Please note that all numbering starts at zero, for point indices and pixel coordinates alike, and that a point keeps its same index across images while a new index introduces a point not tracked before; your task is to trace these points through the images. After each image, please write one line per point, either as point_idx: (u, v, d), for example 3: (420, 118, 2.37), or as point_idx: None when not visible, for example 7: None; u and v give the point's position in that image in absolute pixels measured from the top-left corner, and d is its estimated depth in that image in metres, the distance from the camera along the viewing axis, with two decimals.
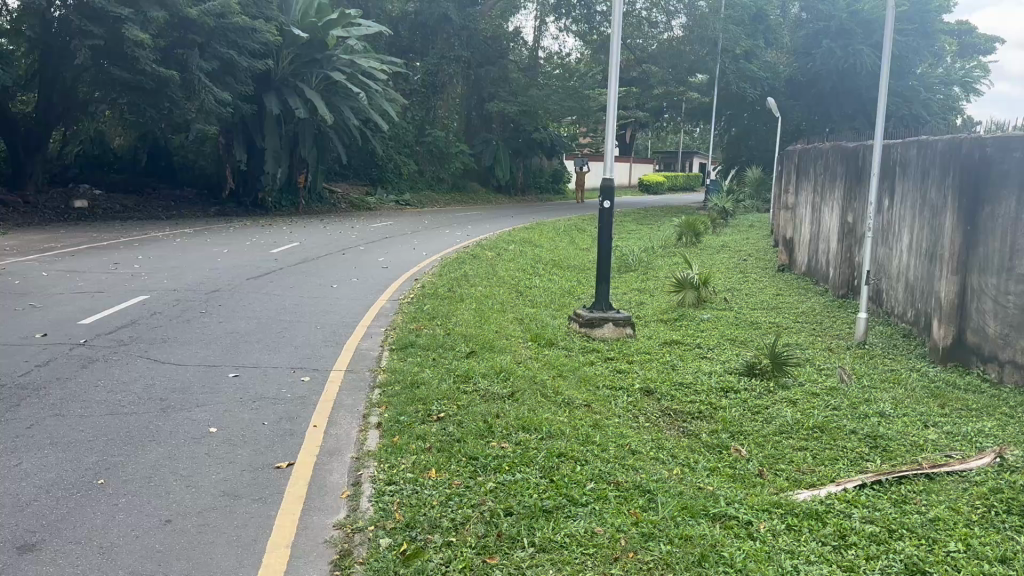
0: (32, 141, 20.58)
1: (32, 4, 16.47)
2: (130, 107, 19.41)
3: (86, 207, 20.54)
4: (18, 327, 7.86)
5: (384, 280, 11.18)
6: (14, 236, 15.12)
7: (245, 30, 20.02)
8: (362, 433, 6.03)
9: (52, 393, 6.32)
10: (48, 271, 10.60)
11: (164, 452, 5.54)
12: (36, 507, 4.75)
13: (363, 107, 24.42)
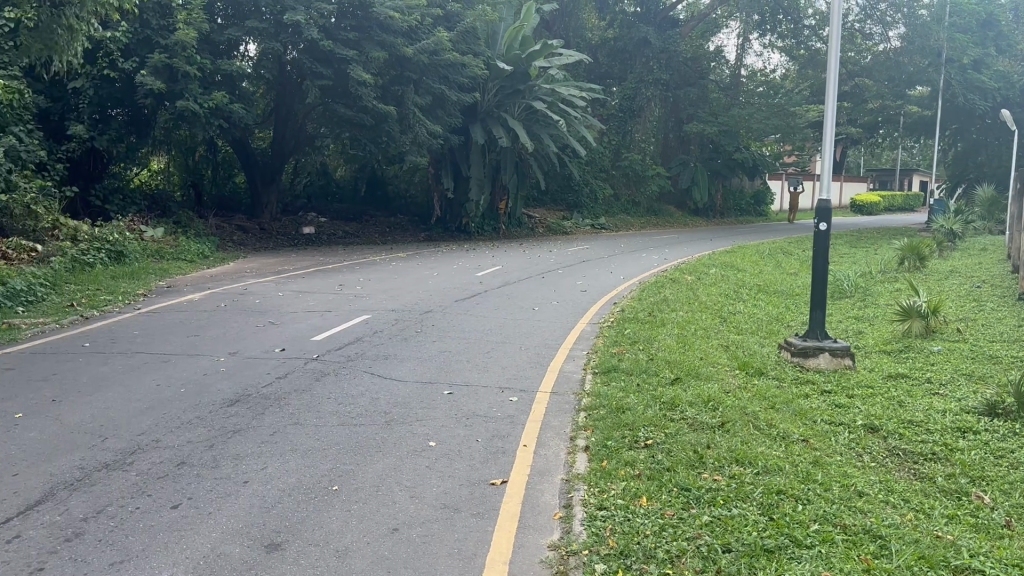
0: (266, 173, 22.71)
1: (271, 50, 18.27)
2: (351, 140, 20.95)
3: (312, 233, 22.38)
4: (261, 342, 8.66)
5: (585, 303, 11.26)
6: (252, 260, 16.72)
7: (455, 66, 21.30)
8: (570, 455, 6.07)
9: (290, 403, 6.88)
10: (284, 291, 11.63)
11: (389, 463, 5.86)
12: (280, 508, 5.17)
13: (561, 133, 24.91)
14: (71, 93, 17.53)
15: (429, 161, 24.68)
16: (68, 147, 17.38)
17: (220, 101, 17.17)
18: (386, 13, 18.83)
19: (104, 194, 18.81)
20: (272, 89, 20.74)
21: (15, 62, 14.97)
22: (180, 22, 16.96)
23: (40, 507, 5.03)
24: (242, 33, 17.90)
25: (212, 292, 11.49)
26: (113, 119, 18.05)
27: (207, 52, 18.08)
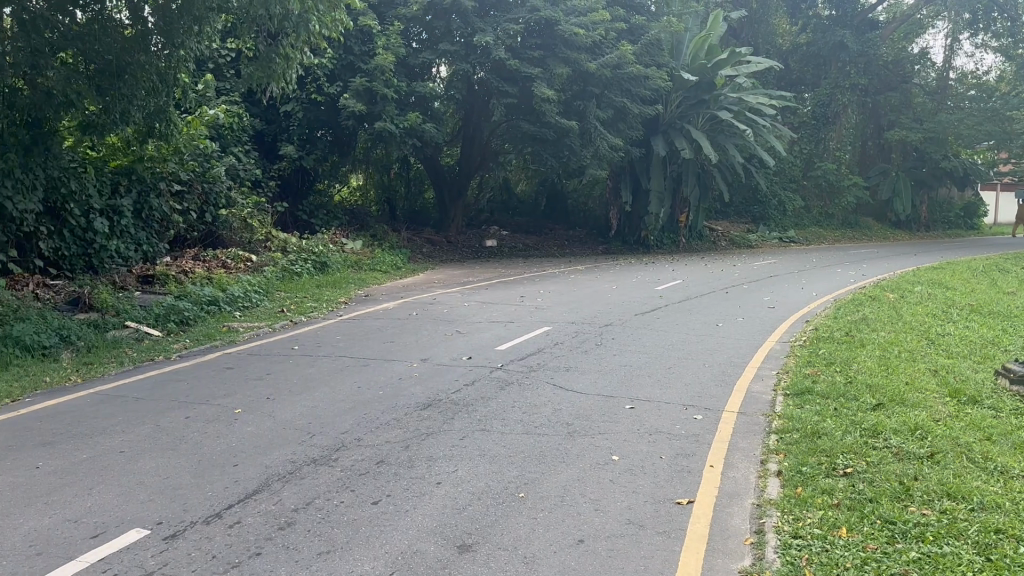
0: (452, 187, 23.65)
1: (462, 70, 19.08)
2: (534, 155, 21.41)
3: (495, 246, 23.07)
4: (449, 350, 9.03)
5: (772, 321, 10.84)
6: (440, 271, 17.45)
7: (638, 78, 21.32)
8: (761, 480, 5.86)
9: (477, 410, 7.12)
10: (470, 301, 12.06)
11: (573, 474, 5.91)
12: (471, 511, 5.34)
13: (747, 143, 24.16)
14: (284, 116, 19.11)
15: (609, 174, 24.76)
16: (280, 165, 19.13)
17: (414, 120, 18.21)
18: (572, 30, 19.06)
19: (310, 211, 20.12)
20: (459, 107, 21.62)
21: (236, 89, 16.74)
22: (380, 48, 18.14)
23: (258, 496, 5.49)
24: (435, 56, 18.84)
25: (404, 301, 12.12)
26: (319, 140, 19.50)
27: (402, 75, 19.16)
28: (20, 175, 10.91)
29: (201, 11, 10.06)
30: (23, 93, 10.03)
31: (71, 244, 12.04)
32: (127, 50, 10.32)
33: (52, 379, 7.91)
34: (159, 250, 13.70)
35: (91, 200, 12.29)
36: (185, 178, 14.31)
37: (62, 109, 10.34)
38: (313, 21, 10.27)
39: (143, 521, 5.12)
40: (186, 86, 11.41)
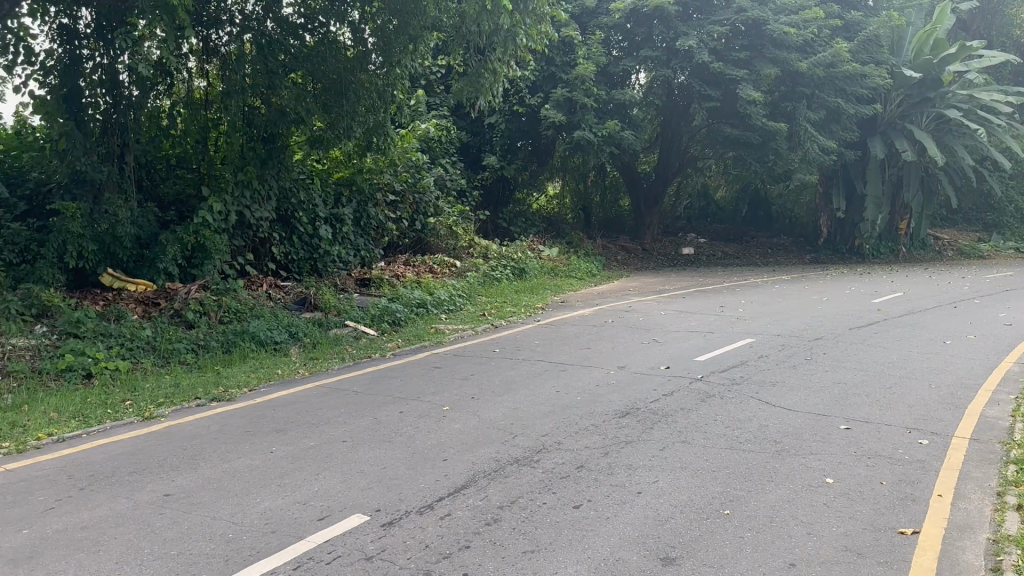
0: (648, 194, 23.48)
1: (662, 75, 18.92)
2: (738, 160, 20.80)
3: (692, 254, 22.70)
4: (648, 359, 8.94)
5: (1010, 340, 9.81)
6: (637, 279, 17.31)
7: (853, 77, 20.15)
8: (999, 514, 5.30)
9: (679, 421, 6.99)
10: (668, 310, 11.90)
11: (783, 494, 5.65)
12: (674, 523, 5.24)
13: (979, 143, 22.07)
14: (487, 128, 19.96)
15: (821, 178, 23.57)
16: (483, 176, 19.94)
17: (613, 127, 18.27)
18: (781, 29, 18.37)
19: (509, 219, 20.61)
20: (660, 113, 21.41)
21: (443, 104, 17.72)
22: (582, 57, 18.48)
23: (465, 491, 5.71)
24: (636, 63, 18.83)
25: (600, 308, 12.16)
26: (519, 150, 20.26)
27: (603, 83, 19.32)
28: (257, 186, 11.91)
29: (417, 31, 10.52)
30: (260, 112, 11.34)
31: (299, 249, 13.13)
32: (349, 70, 11.16)
33: (284, 372, 8.67)
34: (374, 256, 14.63)
35: (317, 209, 13.36)
36: (398, 189, 15.27)
37: (293, 125, 11.42)
38: (520, 35, 10.63)
39: (363, 507, 5.48)
40: (403, 102, 12.02)
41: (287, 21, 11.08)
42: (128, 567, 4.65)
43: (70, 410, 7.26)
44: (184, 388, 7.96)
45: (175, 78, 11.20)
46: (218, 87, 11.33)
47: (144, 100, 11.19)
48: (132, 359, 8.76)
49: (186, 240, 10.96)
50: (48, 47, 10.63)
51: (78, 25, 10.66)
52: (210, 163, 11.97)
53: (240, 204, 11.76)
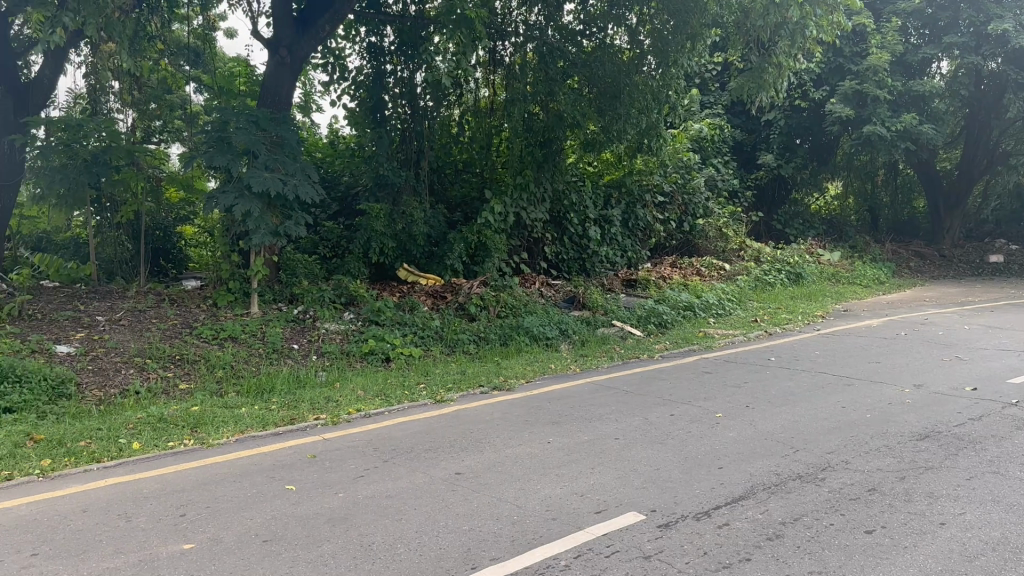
0: (951, 198, 21.44)
1: (971, 64, 17.21)
2: None
3: (1002, 262, 20.40)
4: (949, 378, 8.12)
5: None
6: (934, 289, 15.79)
7: None
8: None
9: (989, 450, 6.26)
10: (974, 324, 10.72)
11: None
12: (986, 561, 4.66)
13: None
14: (763, 125, 19.34)
15: None
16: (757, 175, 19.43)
17: (909, 121, 16.89)
18: None
19: (785, 221, 19.74)
20: (967, 108, 19.37)
21: (719, 103, 17.54)
22: (874, 47, 17.42)
23: (745, 502, 5.53)
24: (938, 51, 17.30)
25: (889, 320, 11.27)
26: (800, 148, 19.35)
27: (899, 74, 17.97)
28: (533, 189, 12.43)
29: (696, 28, 10.64)
30: (539, 117, 11.73)
31: (570, 249, 13.57)
32: (626, 73, 11.35)
33: (558, 366, 9.00)
34: (640, 257, 14.78)
35: (587, 210, 13.70)
36: (667, 190, 15.30)
37: (570, 129, 11.78)
38: (810, 26, 10.12)
39: (639, 506, 5.51)
40: (677, 103, 12.01)
41: (567, 28, 11.55)
42: (426, 537, 5.05)
43: (374, 389, 8.08)
44: (469, 376, 8.54)
45: (463, 90, 12.06)
46: (502, 96, 12.01)
47: (434, 110, 12.21)
48: (423, 346, 9.59)
49: (470, 239, 11.73)
50: (360, 64, 12.05)
51: (384, 42, 12.00)
52: (492, 168, 12.84)
53: (518, 206, 12.32)
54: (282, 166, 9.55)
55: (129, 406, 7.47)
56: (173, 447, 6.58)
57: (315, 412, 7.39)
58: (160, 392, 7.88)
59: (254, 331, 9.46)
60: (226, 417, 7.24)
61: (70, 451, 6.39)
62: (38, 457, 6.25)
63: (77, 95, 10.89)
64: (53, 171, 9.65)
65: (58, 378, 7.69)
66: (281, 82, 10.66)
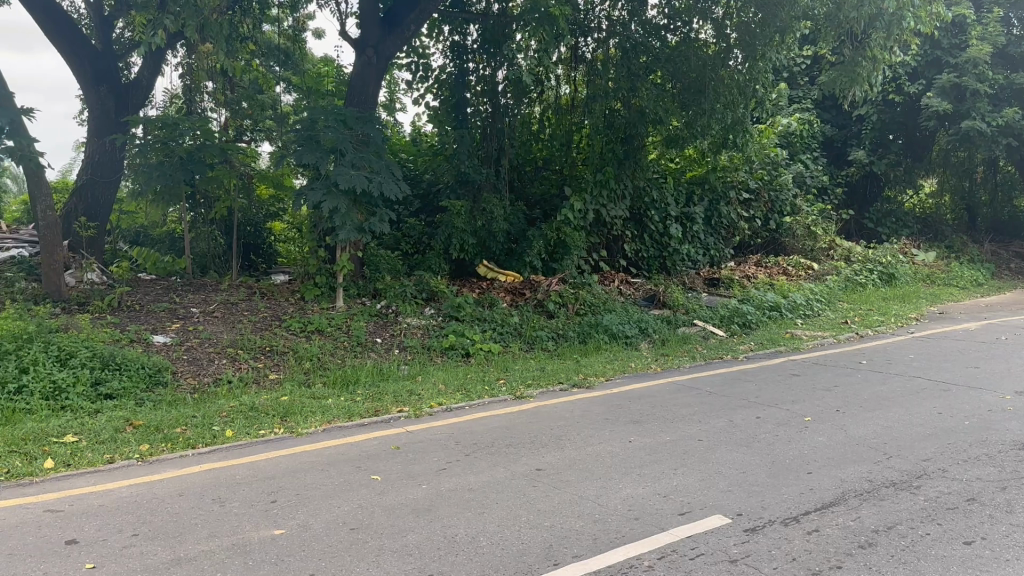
0: None
1: None
2: None
3: None
4: None
5: None
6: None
7: None
8: None
9: None
10: None
11: None
12: None
13: None
14: (854, 120, 18.75)
15: None
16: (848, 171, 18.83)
17: (1012, 115, 16.19)
18: None
19: (878, 219, 19.08)
20: None
21: (808, 98, 17.08)
22: (975, 39, 16.70)
23: (835, 508, 5.37)
24: None
25: (988, 323, 10.77)
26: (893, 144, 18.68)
27: (1001, 67, 17.23)
28: (614, 186, 12.33)
29: (786, 21, 10.41)
30: (620, 113, 11.77)
31: (650, 246, 13.44)
32: (711, 67, 11.18)
33: (638, 365, 8.92)
34: (723, 255, 14.58)
35: (669, 208, 13.55)
36: (753, 186, 14.99)
37: (652, 126, 11.66)
38: (907, 17, 9.85)
39: (725, 509, 5.41)
40: (765, 98, 11.76)
41: (650, 23, 11.50)
42: (508, 532, 5.07)
43: (455, 384, 8.17)
44: (548, 373, 8.54)
45: (544, 86, 12.29)
46: (583, 92, 12.08)
47: (515, 107, 12.26)
48: (502, 343, 9.65)
49: (549, 236, 11.74)
50: (443, 63, 12.29)
51: (467, 41, 12.16)
52: (572, 165, 12.69)
53: (598, 203, 12.25)
54: (368, 164, 9.73)
55: (222, 395, 7.76)
56: (264, 435, 6.79)
57: (398, 405, 7.52)
58: (250, 382, 8.16)
59: (339, 324, 9.70)
60: (314, 408, 7.44)
61: (168, 437, 6.66)
62: (138, 442, 6.53)
63: (172, 94, 11.35)
64: (151, 167, 10.09)
65: (155, 367, 8.04)
66: (367, 81, 10.86)
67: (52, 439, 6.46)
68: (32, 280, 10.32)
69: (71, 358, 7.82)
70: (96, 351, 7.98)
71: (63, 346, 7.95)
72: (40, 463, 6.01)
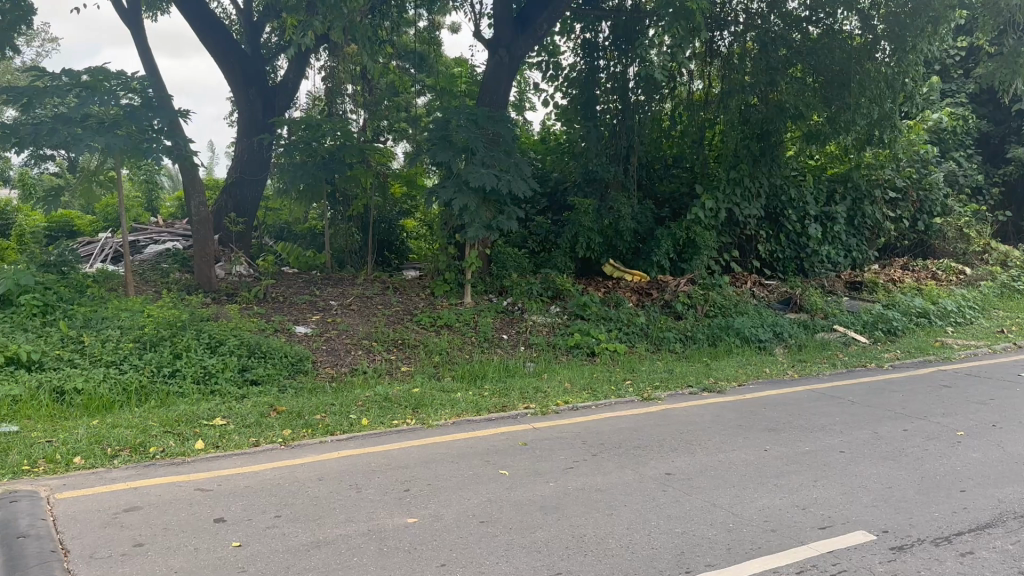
0: None
1: None
2: None
3: None
4: None
5: None
6: None
7: None
8: None
9: None
10: None
11: None
12: None
13: None
14: (1015, 115, 17.44)
15: None
16: (1006, 170, 17.53)
17: None
18: None
19: None
20: None
21: (962, 92, 16.00)
22: None
23: (993, 530, 4.98)
24: None
25: None
26: None
27: None
28: (749, 183, 11.98)
29: (941, 10, 9.91)
30: (757, 109, 11.33)
31: (786, 247, 13.07)
32: (856, 60, 10.69)
33: (772, 371, 8.61)
34: (867, 257, 14.03)
35: (807, 207, 13.01)
36: (900, 185, 14.19)
37: (790, 121, 11.27)
38: None
39: (869, 525, 5.12)
40: (914, 91, 11.22)
41: (791, 14, 11.14)
42: (638, 535, 4.99)
43: (582, 382, 8.14)
44: (677, 375, 8.37)
45: (678, 83, 11.99)
46: (718, 88, 11.81)
47: (646, 104, 12.12)
48: (629, 343, 9.56)
49: (678, 235, 11.54)
50: (574, 61, 12.29)
51: (599, 38, 12.16)
52: (703, 162, 12.30)
53: (731, 201, 11.94)
54: (498, 162, 9.81)
55: (358, 385, 8.05)
56: (397, 425, 6.98)
57: (525, 401, 7.56)
58: (383, 373, 8.43)
59: (467, 320, 9.85)
60: (444, 400, 7.58)
61: (307, 423, 6.95)
62: (280, 427, 6.85)
63: (315, 97, 11.89)
64: (295, 166, 10.63)
65: (296, 356, 8.44)
66: (500, 81, 11.01)
67: (203, 421, 6.87)
68: (186, 271, 11.02)
69: (221, 345, 8.31)
70: (242, 340, 8.45)
71: (214, 334, 8.45)
72: (192, 443, 6.40)
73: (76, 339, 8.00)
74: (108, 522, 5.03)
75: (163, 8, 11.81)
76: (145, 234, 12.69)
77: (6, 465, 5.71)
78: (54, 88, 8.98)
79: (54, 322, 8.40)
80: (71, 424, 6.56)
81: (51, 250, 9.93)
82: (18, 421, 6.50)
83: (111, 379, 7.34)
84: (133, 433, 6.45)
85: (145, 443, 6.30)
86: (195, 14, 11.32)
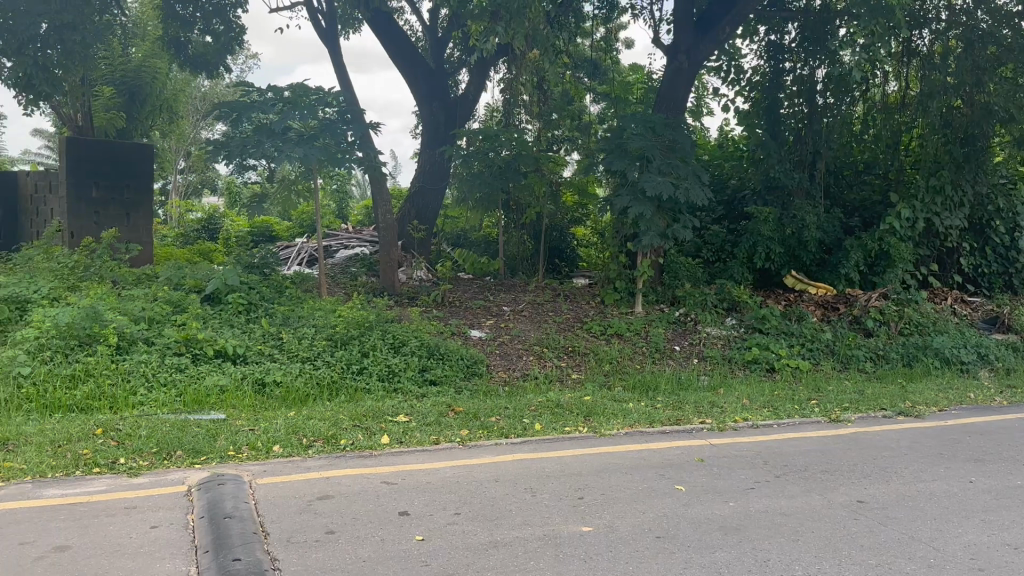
0: None
1: None
2: None
3: None
4: None
5: None
6: None
7: None
8: None
9: None
10: None
11: None
12: None
13: None
14: None
15: None
16: None
17: None
18: None
19: None
20: None
21: None
22: None
23: None
24: None
25: None
26: None
27: None
28: (949, 192, 11.14)
29: None
30: (960, 112, 10.97)
31: (993, 261, 12.03)
32: None
33: (977, 396, 7.94)
34: None
35: (1019, 217, 11.87)
36: None
37: (1000, 124, 10.90)
38: None
39: None
40: None
41: (1001, 9, 10.57)
42: (826, 563, 4.71)
43: (761, 399, 7.84)
44: (868, 397, 7.88)
45: (870, 84, 11.37)
46: (918, 90, 11.21)
47: (836, 106, 11.55)
48: (813, 360, 9.16)
49: (870, 247, 10.86)
50: (757, 64, 12.22)
51: (784, 40, 11.92)
52: (901, 168, 11.75)
53: (930, 210, 11.10)
54: (674, 170, 9.62)
55: (531, 389, 8.16)
56: (570, 432, 7.00)
57: (701, 416, 7.36)
58: (555, 379, 8.50)
59: (639, 329, 9.74)
60: (616, 410, 7.53)
61: (483, 425, 7.12)
62: (458, 427, 7.05)
63: (492, 109, 12.24)
64: (473, 176, 10.97)
65: (472, 358, 8.68)
66: (677, 87, 10.88)
67: (387, 417, 7.21)
68: (372, 274, 11.63)
69: (403, 345, 8.68)
70: (422, 341, 8.79)
71: (397, 334, 8.85)
72: (379, 438, 6.72)
73: (275, 336, 8.63)
74: (304, 508, 5.36)
75: (355, 26, 12.53)
76: (336, 239, 13.52)
77: (216, 449, 6.21)
78: (260, 102, 9.76)
79: (256, 319, 9.10)
80: (271, 414, 7.07)
81: (254, 252, 10.74)
82: (225, 410, 7.07)
83: (305, 373, 7.86)
84: (326, 426, 6.86)
85: (336, 435, 6.68)
86: (386, 33, 12.00)
